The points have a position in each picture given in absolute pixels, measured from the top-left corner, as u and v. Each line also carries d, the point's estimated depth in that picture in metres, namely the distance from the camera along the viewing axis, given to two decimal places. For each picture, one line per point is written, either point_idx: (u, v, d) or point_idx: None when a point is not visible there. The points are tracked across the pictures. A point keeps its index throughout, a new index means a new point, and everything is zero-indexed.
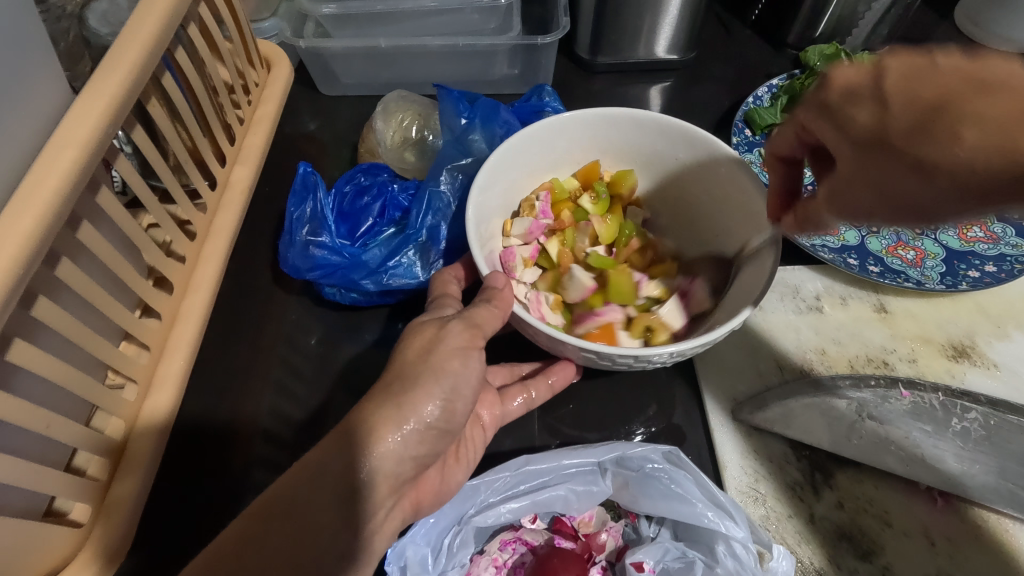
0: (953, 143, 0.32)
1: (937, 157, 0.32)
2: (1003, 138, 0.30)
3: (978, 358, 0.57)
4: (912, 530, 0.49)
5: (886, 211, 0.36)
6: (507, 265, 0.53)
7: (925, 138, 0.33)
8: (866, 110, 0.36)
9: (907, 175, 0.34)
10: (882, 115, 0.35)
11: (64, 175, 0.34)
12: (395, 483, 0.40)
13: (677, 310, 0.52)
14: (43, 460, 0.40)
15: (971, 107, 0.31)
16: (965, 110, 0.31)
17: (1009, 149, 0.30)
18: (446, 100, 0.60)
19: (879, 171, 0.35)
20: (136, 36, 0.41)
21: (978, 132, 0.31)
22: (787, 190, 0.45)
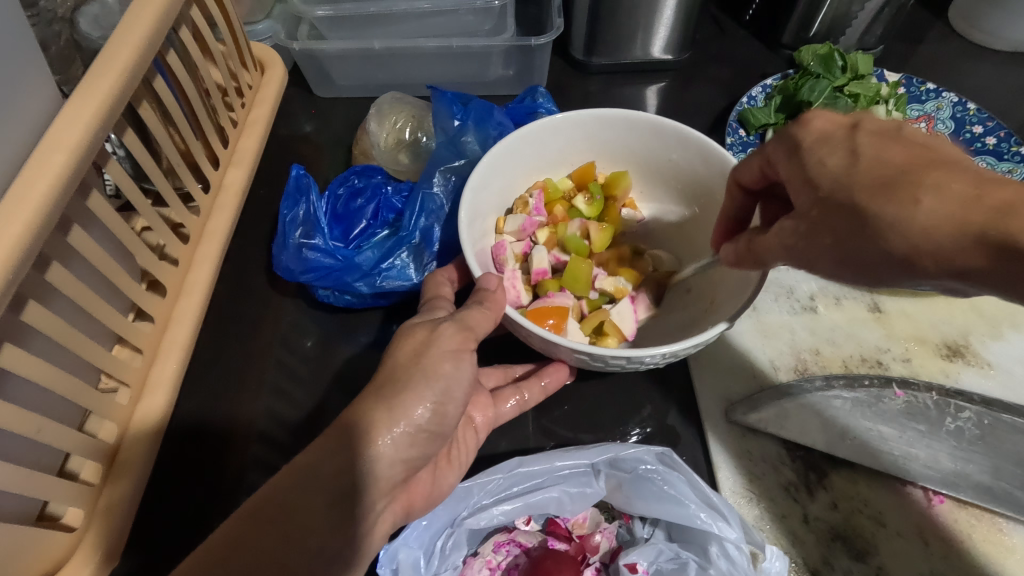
0: (911, 206, 0.30)
1: (892, 217, 0.31)
2: (957, 211, 0.29)
3: (973, 357, 0.57)
4: (907, 530, 0.48)
5: (825, 263, 0.35)
6: (498, 259, 0.53)
7: (887, 195, 0.31)
8: (837, 156, 0.35)
9: (856, 234, 0.32)
10: (851, 165, 0.34)
11: (54, 180, 0.34)
12: (387, 486, 0.40)
13: (628, 314, 0.52)
14: (35, 464, 0.40)
15: (931, 179, 0.30)
16: (927, 180, 0.30)
17: (962, 223, 0.29)
18: (439, 101, 0.60)
19: (830, 228, 0.34)
20: (127, 39, 0.41)
21: (935, 200, 0.29)
22: (734, 221, 0.47)
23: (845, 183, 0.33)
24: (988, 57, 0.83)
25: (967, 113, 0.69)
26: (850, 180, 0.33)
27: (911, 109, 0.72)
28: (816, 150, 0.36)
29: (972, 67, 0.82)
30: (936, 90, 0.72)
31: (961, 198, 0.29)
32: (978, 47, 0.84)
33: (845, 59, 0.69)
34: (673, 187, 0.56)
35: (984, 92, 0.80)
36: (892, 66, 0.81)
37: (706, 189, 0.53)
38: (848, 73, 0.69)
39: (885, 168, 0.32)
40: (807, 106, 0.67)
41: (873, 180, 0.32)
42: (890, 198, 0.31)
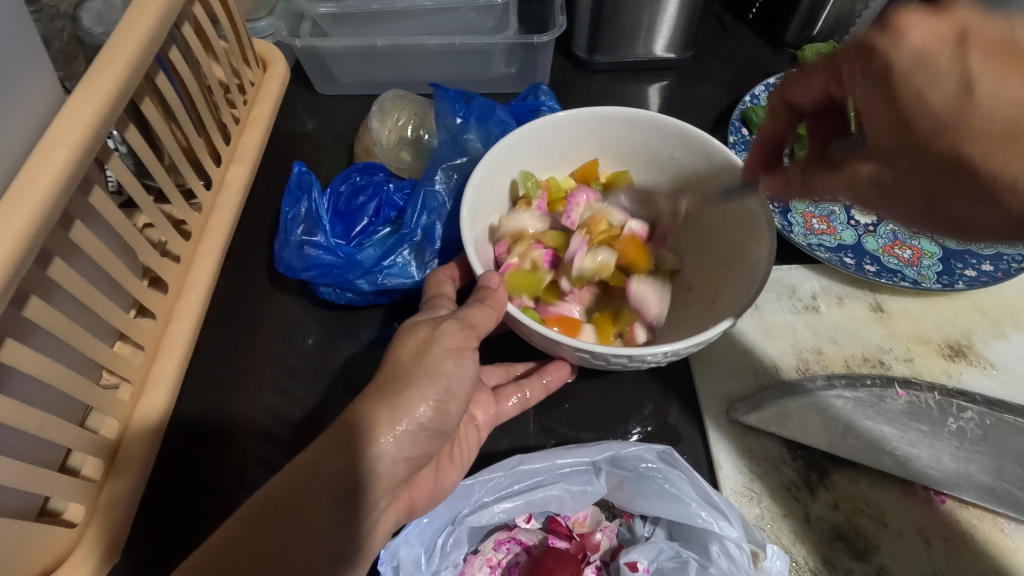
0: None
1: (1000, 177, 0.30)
2: None
3: (975, 357, 0.57)
4: (908, 530, 0.48)
5: (913, 209, 0.35)
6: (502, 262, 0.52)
7: (1001, 155, 0.30)
8: (943, 90, 0.31)
9: (951, 188, 0.32)
10: (961, 105, 0.30)
11: (56, 176, 0.34)
12: (389, 484, 0.40)
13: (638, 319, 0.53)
14: (37, 460, 0.41)
15: None
16: None
17: None
18: (441, 100, 0.60)
19: (929, 178, 0.33)
20: (129, 35, 0.41)
21: None
22: (776, 141, 0.45)
23: (954, 135, 0.31)
24: None
25: None
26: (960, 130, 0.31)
27: None
28: (912, 82, 0.32)
29: None
30: None
31: None
32: None
33: None
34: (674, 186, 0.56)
35: None
36: None
37: (708, 187, 0.53)
38: None
39: (999, 115, 0.30)
40: None
41: (982, 131, 0.30)
42: (1002, 157, 0.30)
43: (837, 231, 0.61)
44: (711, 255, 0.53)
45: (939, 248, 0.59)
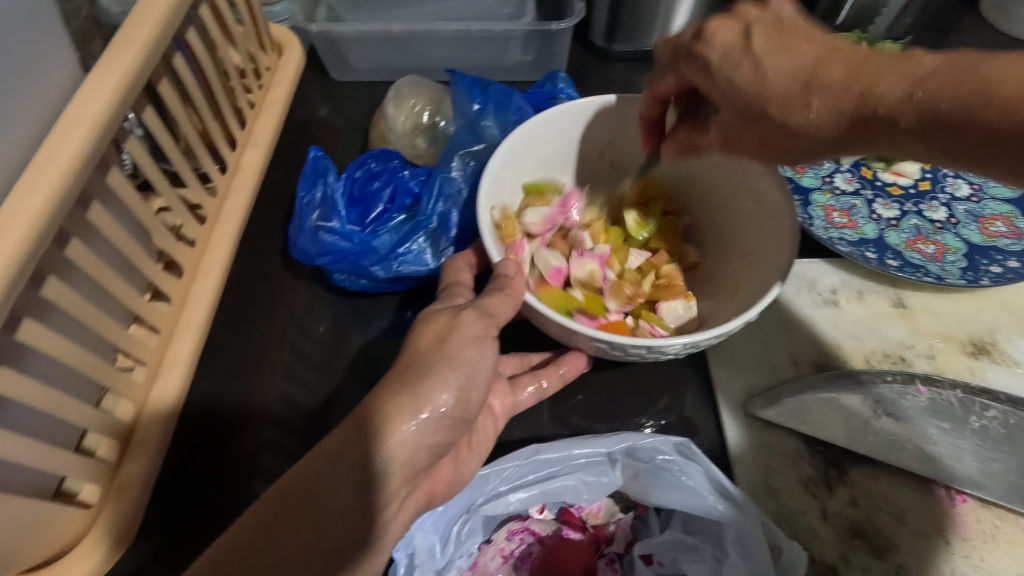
0: (805, 109, 0.36)
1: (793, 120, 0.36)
2: (841, 108, 0.34)
3: (999, 355, 0.55)
4: (928, 529, 0.47)
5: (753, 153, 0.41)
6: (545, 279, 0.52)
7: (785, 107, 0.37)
8: (744, 68, 0.39)
9: (769, 133, 0.38)
10: (760, 76, 0.38)
11: (75, 153, 0.34)
12: (410, 472, 0.39)
13: (676, 309, 0.51)
14: (55, 440, 0.41)
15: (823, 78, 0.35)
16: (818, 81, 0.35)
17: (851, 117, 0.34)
18: (458, 85, 0.59)
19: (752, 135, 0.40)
20: (147, 14, 0.41)
21: (822, 100, 0.35)
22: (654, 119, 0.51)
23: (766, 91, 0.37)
24: None
25: None
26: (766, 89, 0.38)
27: None
28: (726, 66, 0.40)
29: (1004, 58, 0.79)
30: None
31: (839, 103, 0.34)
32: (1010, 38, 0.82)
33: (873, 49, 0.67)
34: (695, 176, 0.55)
35: None
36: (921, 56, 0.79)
37: (729, 179, 0.52)
38: None
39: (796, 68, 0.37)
40: None
41: (755, 110, 0.39)
42: (804, 99, 0.36)
43: (859, 224, 0.60)
44: (734, 247, 0.52)
45: (963, 243, 0.59)
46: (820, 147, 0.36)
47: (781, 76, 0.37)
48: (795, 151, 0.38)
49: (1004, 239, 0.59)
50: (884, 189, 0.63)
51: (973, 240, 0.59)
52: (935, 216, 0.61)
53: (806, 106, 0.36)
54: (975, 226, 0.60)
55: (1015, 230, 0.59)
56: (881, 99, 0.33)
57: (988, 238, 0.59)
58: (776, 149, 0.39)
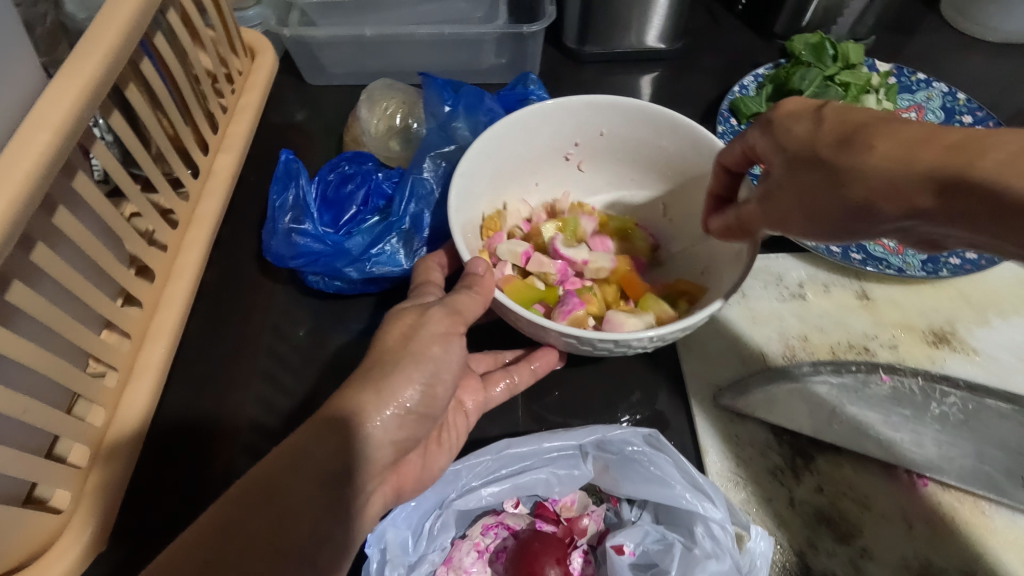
0: (863, 155, 0.32)
1: (853, 166, 0.33)
2: (905, 157, 0.31)
3: (959, 344, 0.57)
4: (891, 514, 0.49)
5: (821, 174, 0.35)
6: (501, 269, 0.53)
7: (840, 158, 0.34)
8: (803, 126, 0.37)
9: (828, 165, 0.34)
10: (815, 131, 0.36)
11: (37, 159, 0.34)
12: (377, 467, 0.40)
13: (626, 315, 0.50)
14: (23, 446, 0.41)
15: (883, 135, 0.32)
16: (877, 137, 0.33)
17: (910, 164, 0.30)
18: (430, 88, 0.60)
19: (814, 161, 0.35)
20: (113, 19, 0.41)
21: (887, 148, 0.32)
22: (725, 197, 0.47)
23: (825, 141, 0.35)
24: (979, 49, 0.83)
25: (956, 103, 0.69)
26: (886, 132, 0.32)
27: (901, 99, 0.71)
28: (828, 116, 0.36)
29: (965, 59, 0.82)
30: (927, 80, 0.71)
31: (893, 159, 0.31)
32: (971, 38, 0.84)
33: (836, 48, 0.69)
34: (663, 174, 0.56)
35: (974, 81, 0.80)
36: (884, 56, 0.81)
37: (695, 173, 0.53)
38: (840, 62, 0.69)
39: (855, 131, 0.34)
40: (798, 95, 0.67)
41: (835, 135, 0.35)
42: (868, 145, 0.33)
43: None
44: (704, 244, 0.53)
45: None
46: (875, 222, 0.34)
47: (911, 129, 0.32)
48: (820, 225, 0.36)
49: None
50: None
51: None
52: None
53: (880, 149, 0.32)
54: None
55: None
56: (989, 174, 0.28)
57: None
58: (819, 229, 0.37)
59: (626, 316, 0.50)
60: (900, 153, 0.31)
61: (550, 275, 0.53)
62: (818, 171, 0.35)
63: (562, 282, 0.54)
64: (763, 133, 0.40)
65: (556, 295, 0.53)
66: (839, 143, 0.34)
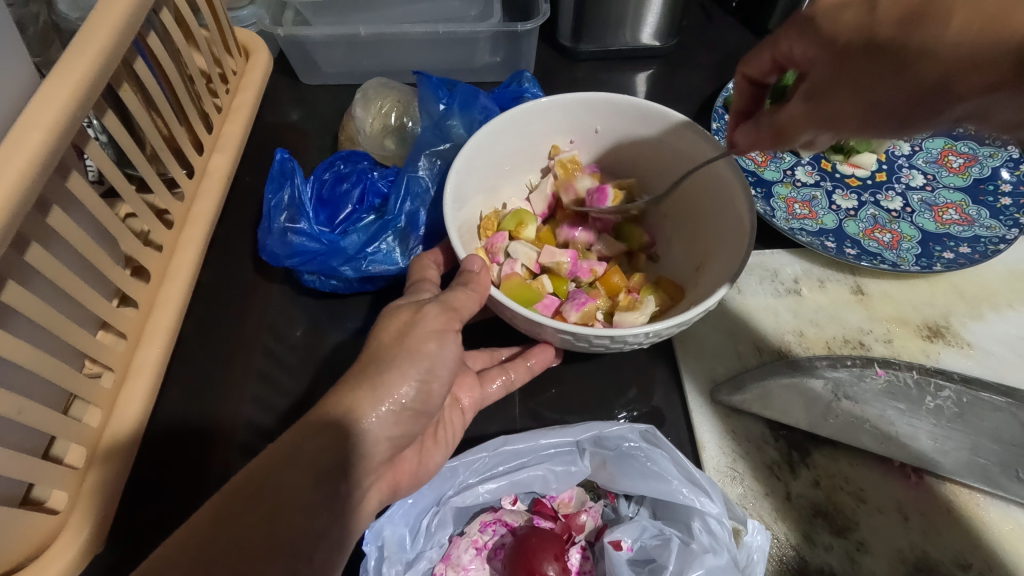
0: (941, 29, 0.31)
1: (919, 45, 0.31)
2: (985, 27, 0.29)
3: (953, 338, 0.57)
4: (887, 506, 0.49)
5: (873, 69, 0.34)
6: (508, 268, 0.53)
7: (896, 45, 0.32)
8: (853, 14, 0.34)
9: (887, 57, 0.33)
10: (871, 15, 0.34)
11: (30, 158, 0.34)
12: (373, 463, 0.40)
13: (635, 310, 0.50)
14: (19, 447, 0.41)
15: (942, 14, 0.31)
16: (938, 14, 0.31)
17: (992, 32, 0.29)
18: (424, 86, 0.60)
19: (864, 60, 0.34)
20: (105, 18, 0.41)
21: (964, 19, 0.30)
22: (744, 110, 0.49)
23: (880, 29, 0.33)
24: None
25: None
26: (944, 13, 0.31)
27: None
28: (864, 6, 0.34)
29: None
30: None
31: (962, 32, 0.30)
32: None
33: None
34: (658, 170, 0.57)
35: None
36: None
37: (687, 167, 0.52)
38: None
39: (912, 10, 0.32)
40: None
41: (895, 18, 0.32)
42: (925, 28, 0.31)
43: (818, 215, 0.62)
44: (699, 239, 0.53)
45: (918, 231, 0.61)
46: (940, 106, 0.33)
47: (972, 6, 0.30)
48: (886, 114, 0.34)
49: (957, 226, 0.61)
50: (842, 180, 0.65)
51: (927, 228, 0.61)
52: (891, 205, 0.63)
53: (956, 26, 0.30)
54: (929, 214, 0.62)
55: (967, 217, 0.61)
56: None
57: (941, 226, 0.61)
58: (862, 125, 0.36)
59: (634, 314, 0.49)
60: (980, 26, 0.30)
61: (563, 265, 0.54)
62: (877, 64, 0.33)
63: (572, 274, 0.55)
64: (804, 35, 0.38)
65: (564, 289, 0.54)
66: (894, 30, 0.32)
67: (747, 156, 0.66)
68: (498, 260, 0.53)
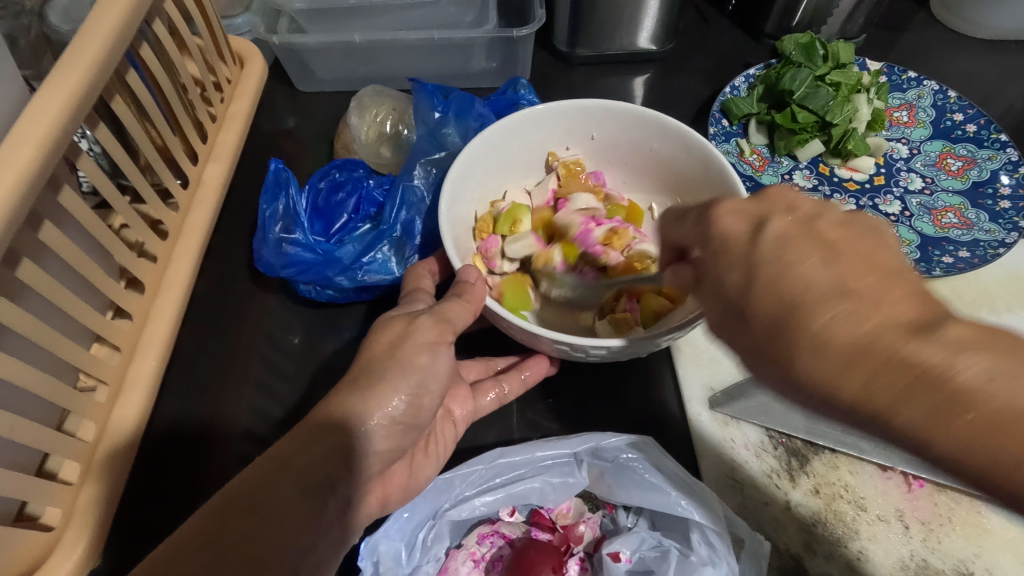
0: (814, 351, 0.27)
1: (803, 360, 0.27)
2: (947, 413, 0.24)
3: None
4: (887, 514, 0.49)
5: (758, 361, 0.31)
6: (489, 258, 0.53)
7: (790, 345, 0.28)
8: (801, 276, 0.29)
9: (774, 339, 0.29)
10: (756, 287, 0.30)
11: (19, 174, 0.33)
12: (362, 477, 0.40)
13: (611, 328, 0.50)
14: (10, 464, 0.40)
15: (816, 319, 0.27)
16: (812, 323, 0.27)
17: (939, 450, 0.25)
18: (420, 93, 0.59)
19: (753, 339, 0.30)
20: (95, 32, 0.40)
21: (820, 347, 0.27)
22: None
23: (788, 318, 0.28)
24: (970, 46, 0.83)
25: (948, 101, 0.69)
26: (885, 367, 0.25)
27: (891, 97, 0.71)
28: (786, 253, 0.30)
29: (956, 56, 0.82)
30: (918, 78, 0.70)
31: (935, 408, 0.24)
32: (960, 35, 0.84)
33: (827, 48, 0.68)
34: (656, 178, 0.56)
35: (963, 78, 0.80)
36: (873, 55, 0.81)
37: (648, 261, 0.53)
38: (829, 62, 0.68)
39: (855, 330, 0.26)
40: (789, 96, 0.66)
41: (773, 306, 0.29)
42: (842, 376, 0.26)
43: None
44: None
45: (917, 235, 0.60)
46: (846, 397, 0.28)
47: (845, 335, 0.27)
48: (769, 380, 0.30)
49: (956, 230, 0.61)
50: (840, 184, 0.66)
51: (926, 232, 0.61)
52: (890, 209, 0.64)
53: (973, 367, 0.24)
54: (928, 218, 0.62)
55: (965, 221, 0.61)
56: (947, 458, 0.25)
57: (940, 229, 0.61)
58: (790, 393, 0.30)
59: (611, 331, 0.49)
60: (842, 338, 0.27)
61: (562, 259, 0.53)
62: (747, 341, 0.31)
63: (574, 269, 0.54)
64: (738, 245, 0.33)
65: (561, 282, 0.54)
66: (776, 322, 0.29)
67: (744, 161, 0.66)
68: (489, 261, 0.54)
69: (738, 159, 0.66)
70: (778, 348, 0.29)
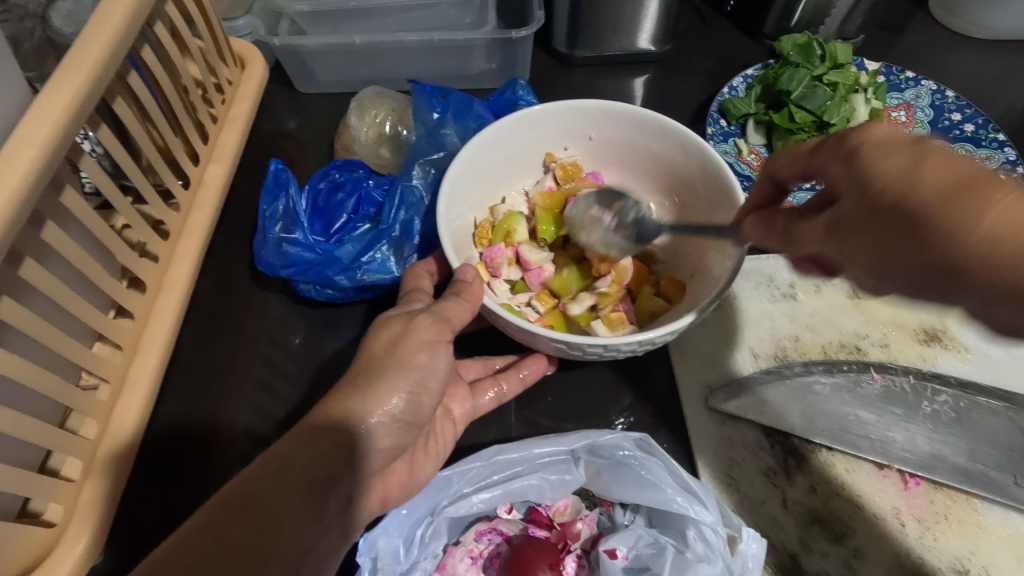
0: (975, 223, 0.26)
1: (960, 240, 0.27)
2: None
3: (951, 341, 0.57)
4: (884, 512, 0.49)
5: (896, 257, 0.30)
6: (492, 263, 0.54)
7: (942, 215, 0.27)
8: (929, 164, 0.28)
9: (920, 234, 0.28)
10: (907, 177, 0.29)
11: (23, 174, 0.34)
12: (362, 474, 0.41)
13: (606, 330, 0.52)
14: (14, 461, 0.41)
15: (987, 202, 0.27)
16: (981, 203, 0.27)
17: None
18: (419, 95, 0.60)
19: (889, 233, 0.29)
20: (98, 34, 0.41)
21: (992, 224, 0.26)
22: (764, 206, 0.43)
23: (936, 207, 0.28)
24: (969, 45, 0.83)
25: (946, 101, 0.69)
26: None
27: (889, 97, 0.71)
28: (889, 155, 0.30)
29: (955, 55, 0.82)
30: (915, 78, 0.71)
31: None
32: (959, 34, 0.85)
33: (823, 49, 0.69)
34: (653, 178, 0.57)
35: (962, 78, 0.80)
36: (872, 55, 0.81)
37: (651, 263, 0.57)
38: (827, 62, 0.69)
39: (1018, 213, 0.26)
40: (787, 96, 0.66)
41: (943, 181, 0.28)
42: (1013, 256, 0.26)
43: None
44: (693, 247, 0.53)
45: None
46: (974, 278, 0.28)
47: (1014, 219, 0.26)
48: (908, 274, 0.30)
49: None
50: None
51: None
52: None
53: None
54: None
55: None
56: None
57: None
58: (929, 285, 0.29)
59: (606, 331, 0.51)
60: (1022, 219, 0.26)
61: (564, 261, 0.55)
62: (884, 235, 0.30)
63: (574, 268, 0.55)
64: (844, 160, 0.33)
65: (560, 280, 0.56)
66: (925, 210, 0.28)
67: (743, 161, 0.66)
68: (490, 268, 0.55)
69: (737, 159, 0.66)
70: (921, 227, 0.28)
